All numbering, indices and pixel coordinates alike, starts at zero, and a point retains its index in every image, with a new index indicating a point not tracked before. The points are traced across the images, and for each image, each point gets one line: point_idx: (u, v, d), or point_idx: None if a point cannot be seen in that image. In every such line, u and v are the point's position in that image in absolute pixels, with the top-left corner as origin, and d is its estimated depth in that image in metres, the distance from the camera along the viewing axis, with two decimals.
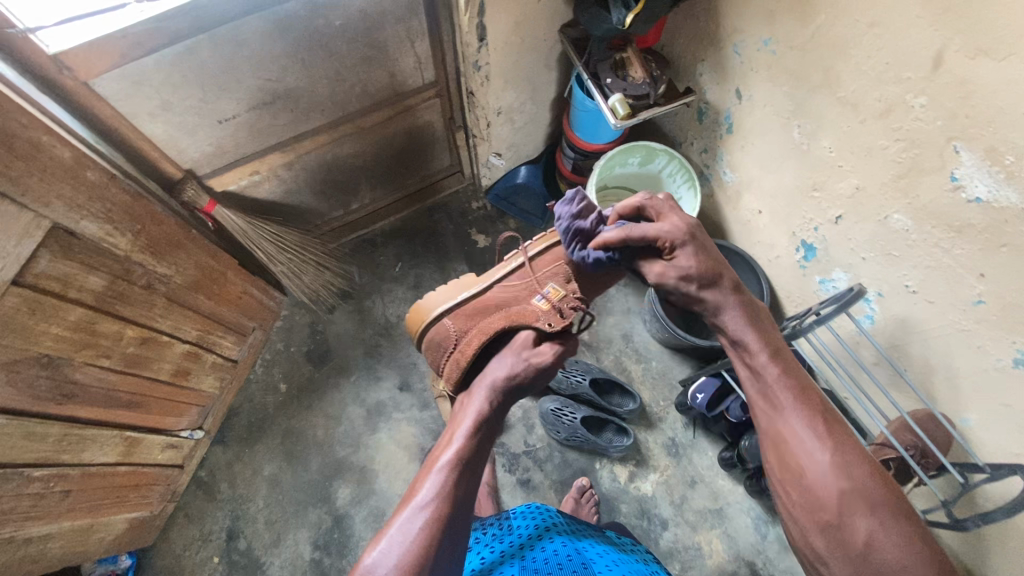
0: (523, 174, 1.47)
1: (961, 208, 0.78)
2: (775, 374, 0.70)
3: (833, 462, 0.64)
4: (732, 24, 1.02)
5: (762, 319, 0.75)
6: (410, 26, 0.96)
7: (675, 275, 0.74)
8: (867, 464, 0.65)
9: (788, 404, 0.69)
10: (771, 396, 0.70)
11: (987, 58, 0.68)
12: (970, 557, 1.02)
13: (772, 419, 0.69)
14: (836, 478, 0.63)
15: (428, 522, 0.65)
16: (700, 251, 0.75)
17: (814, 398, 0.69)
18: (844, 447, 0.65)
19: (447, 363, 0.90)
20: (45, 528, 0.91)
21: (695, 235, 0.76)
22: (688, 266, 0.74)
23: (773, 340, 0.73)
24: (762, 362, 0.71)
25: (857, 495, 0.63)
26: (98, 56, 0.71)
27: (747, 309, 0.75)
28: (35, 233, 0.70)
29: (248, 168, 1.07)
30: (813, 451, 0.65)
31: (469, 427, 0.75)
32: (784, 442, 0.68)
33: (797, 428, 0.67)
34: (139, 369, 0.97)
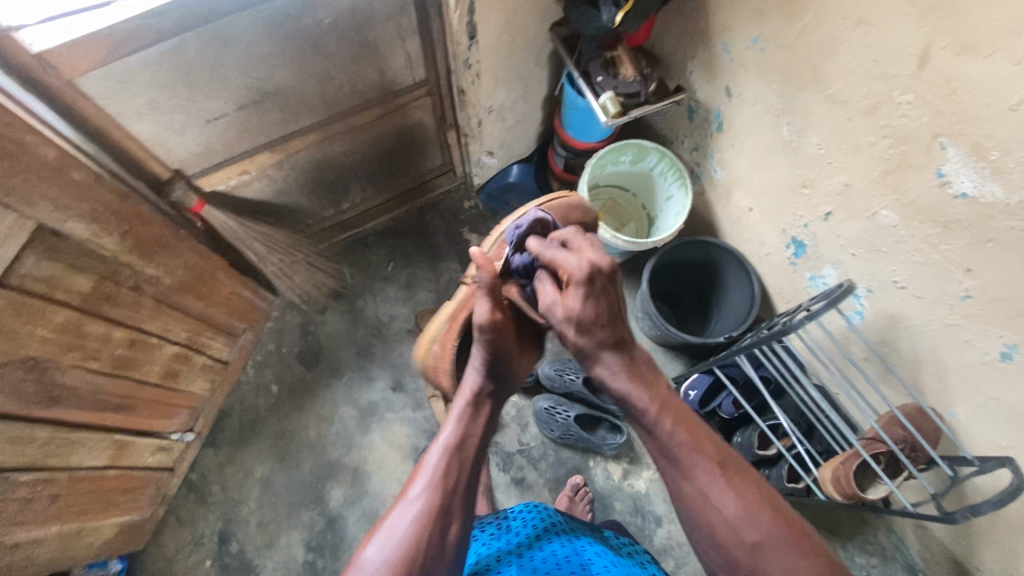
0: (515, 173, 1.46)
1: (948, 204, 0.79)
2: (669, 430, 0.67)
3: (739, 511, 0.62)
4: (721, 21, 1.02)
5: (650, 369, 0.71)
6: (400, 24, 0.96)
7: (560, 314, 0.69)
8: (772, 510, 0.63)
9: (689, 462, 0.66)
10: (667, 453, 0.67)
11: (972, 54, 0.69)
12: (958, 548, 1.03)
13: (674, 478, 0.67)
14: (746, 532, 0.62)
15: (417, 514, 0.64)
16: (594, 297, 0.68)
17: (711, 448, 0.67)
18: (746, 492, 0.64)
19: (443, 377, 0.93)
20: (33, 533, 0.90)
21: (597, 277, 0.68)
22: (575, 308, 0.68)
23: (659, 391, 0.69)
24: (654, 418, 0.67)
25: (771, 545, 0.61)
26: (84, 54, 0.70)
27: (630, 356, 0.70)
28: (20, 234, 0.69)
29: (237, 167, 1.06)
30: (719, 506, 0.63)
31: (461, 412, 0.74)
32: (694, 501, 0.65)
33: (704, 487, 0.64)
34: (128, 371, 0.96)
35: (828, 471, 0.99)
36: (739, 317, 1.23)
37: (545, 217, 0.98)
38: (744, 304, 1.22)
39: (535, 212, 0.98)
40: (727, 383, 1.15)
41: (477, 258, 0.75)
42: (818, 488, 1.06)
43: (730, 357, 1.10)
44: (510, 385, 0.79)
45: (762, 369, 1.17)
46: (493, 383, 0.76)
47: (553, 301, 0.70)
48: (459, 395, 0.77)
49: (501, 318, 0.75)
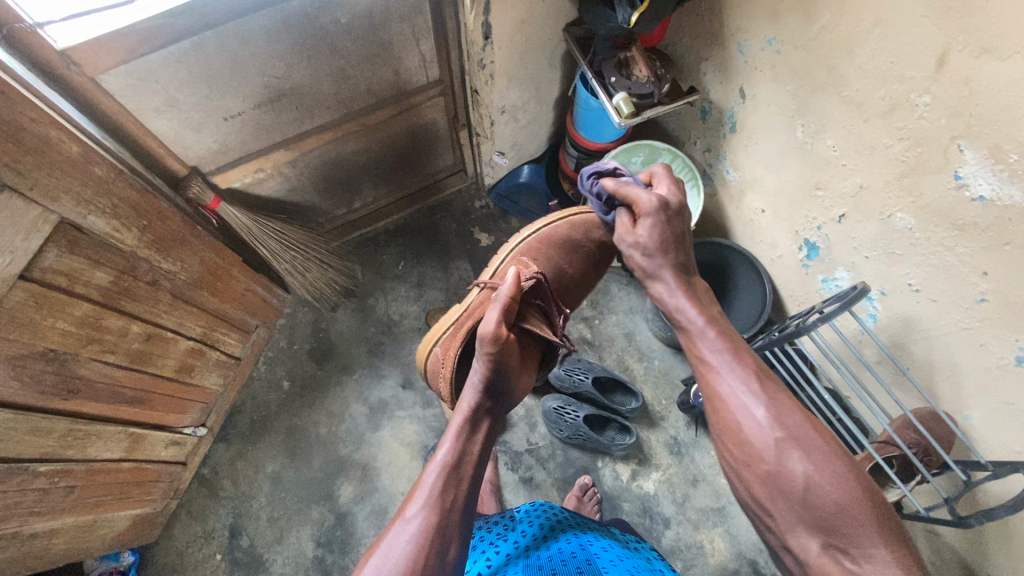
0: (526, 173, 1.46)
1: (965, 207, 0.79)
2: (709, 334, 0.70)
3: (769, 416, 0.63)
4: (736, 23, 1.02)
5: (708, 298, 0.75)
6: (416, 24, 0.96)
7: (631, 241, 0.77)
8: (803, 416, 0.64)
9: (722, 364, 0.68)
10: (703, 357, 0.69)
11: (991, 56, 0.68)
12: (970, 554, 1.03)
13: (709, 378, 0.68)
14: (771, 428, 0.63)
15: (414, 535, 0.64)
16: (662, 225, 0.75)
17: (748, 357, 0.68)
18: (780, 402, 0.64)
19: (442, 384, 0.96)
20: (49, 524, 0.91)
21: (666, 210, 0.76)
22: (645, 236, 0.75)
23: (709, 309, 0.73)
24: (697, 326, 0.71)
25: (792, 440, 0.62)
26: (106, 51, 0.71)
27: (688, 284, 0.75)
28: (43, 228, 0.70)
29: (252, 165, 1.07)
30: (748, 407, 0.64)
31: (458, 427, 0.75)
32: (725, 403, 0.66)
33: (736, 387, 0.66)
34: (144, 365, 0.97)
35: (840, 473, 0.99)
36: (749, 318, 1.22)
37: (563, 228, 1.04)
38: (755, 306, 1.22)
39: (553, 225, 1.04)
40: None
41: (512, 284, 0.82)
42: None
43: None
44: (504, 403, 0.81)
45: (773, 371, 1.17)
46: (490, 401, 0.78)
47: (624, 232, 0.78)
48: (456, 412, 0.78)
49: (505, 334, 0.77)
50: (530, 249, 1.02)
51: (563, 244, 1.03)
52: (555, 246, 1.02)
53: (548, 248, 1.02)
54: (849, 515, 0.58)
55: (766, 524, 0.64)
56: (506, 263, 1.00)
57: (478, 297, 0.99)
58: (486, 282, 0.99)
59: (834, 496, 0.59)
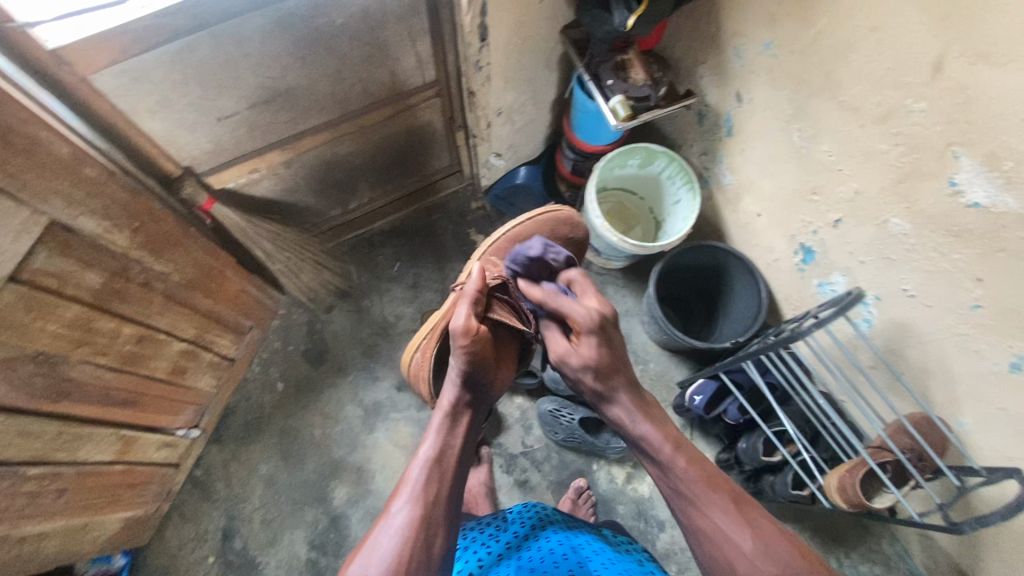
0: (522, 175, 1.45)
1: (960, 213, 0.79)
2: (682, 466, 0.73)
3: (756, 546, 0.66)
4: (732, 26, 1.02)
5: (661, 411, 0.80)
6: (412, 25, 0.96)
7: (576, 362, 0.80)
8: (790, 545, 0.66)
9: (701, 498, 0.71)
10: (683, 492, 0.72)
11: (987, 63, 0.68)
12: (963, 559, 1.03)
13: (692, 515, 0.70)
14: (761, 564, 0.65)
15: (400, 528, 0.63)
16: (604, 343, 0.80)
17: (722, 483, 0.72)
18: (763, 530, 0.67)
19: (424, 386, 0.97)
20: (39, 527, 0.91)
21: (603, 326, 0.80)
22: (590, 355, 0.79)
23: (672, 432, 0.77)
24: (669, 455, 0.74)
25: (786, 574, 0.64)
26: (97, 50, 0.71)
27: (641, 400, 0.80)
28: (33, 230, 0.70)
29: (247, 165, 1.06)
30: (735, 542, 0.67)
31: (439, 423, 0.75)
32: (714, 542, 0.68)
33: (718, 521, 0.68)
34: (135, 367, 0.96)
35: (834, 477, 1.00)
36: (746, 322, 1.22)
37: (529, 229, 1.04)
38: (751, 309, 1.22)
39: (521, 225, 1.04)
40: (732, 388, 1.15)
41: (476, 278, 0.86)
42: (823, 496, 1.06)
43: (736, 363, 1.10)
44: (485, 396, 0.82)
45: (768, 375, 1.17)
46: (469, 395, 0.79)
47: (567, 350, 0.82)
48: (437, 410, 0.78)
49: (478, 326, 0.80)
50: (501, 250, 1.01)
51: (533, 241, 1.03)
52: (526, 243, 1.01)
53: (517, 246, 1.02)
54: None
55: None
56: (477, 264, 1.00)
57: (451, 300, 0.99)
58: (459, 285, 0.98)
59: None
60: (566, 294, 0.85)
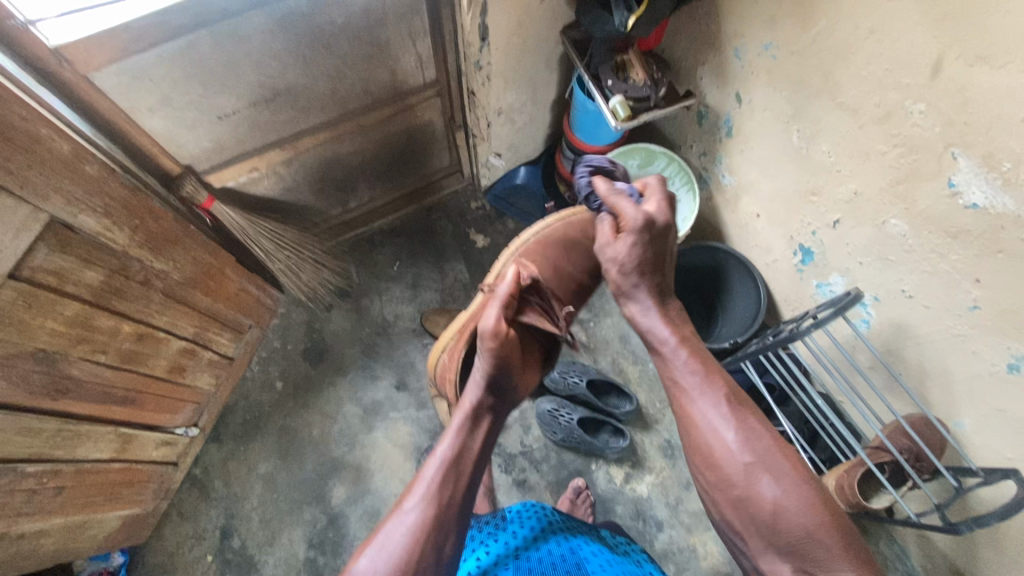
0: (522, 174, 1.46)
1: (958, 214, 0.79)
2: (683, 360, 0.76)
3: (738, 439, 0.69)
4: (732, 27, 1.02)
5: (680, 320, 0.82)
6: (412, 25, 0.96)
7: (609, 253, 0.81)
8: (773, 442, 0.69)
9: (696, 389, 0.74)
10: (677, 382, 0.76)
11: (985, 65, 0.69)
12: (960, 559, 1.03)
13: (682, 402, 0.74)
14: (740, 453, 0.68)
15: (411, 527, 0.63)
16: (642, 244, 0.79)
17: (720, 381, 0.74)
18: (750, 427, 0.70)
19: (448, 389, 0.97)
20: (38, 524, 0.91)
21: (649, 229, 0.79)
22: (626, 249, 0.80)
23: (681, 333, 0.79)
24: (671, 349, 0.77)
25: (762, 462, 0.67)
26: (99, 49, 0.71)
27: (662, 304, 0.82)
28: (32, 227, 0.70)
29: (247, 164, 1.06)
30: (719, 429, 0.70)
31: (459, 424, 0.75)
32: (699, 427, 0.72)
33: (706, 411, 0.72)
34: (135, 365, 0.96)
35: (832, 477, 0.99)
36: (744, 322, 1.22)
37: (558, 228, 1.03)
38: (750, 309, 1.22)
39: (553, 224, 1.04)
40: None
41: (512, 288, 0.85)
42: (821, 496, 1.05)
43: (735, 362, 1.10)
44: (508, 400, 0.81)
45: (767, 376, 1.17)
46: (492, 397, 0.78)
47: (606, 241, 0.82)
48: (458, 409, 0.78)
49: (505, 329, 0.79)
50: (531, 250, 1.00)
51: (562, 243, 1.02)
52: (552, 247, 1.01)
53: (547, 249, 1.01)
54: (816, 540, 0.62)
55: (740, 547, 0.69)
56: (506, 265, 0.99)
57: (481, 301, 0.98)
58: (487, 286, 0.97)
59: (801, 520, 0.63)
60: (630, 196, 0.85)
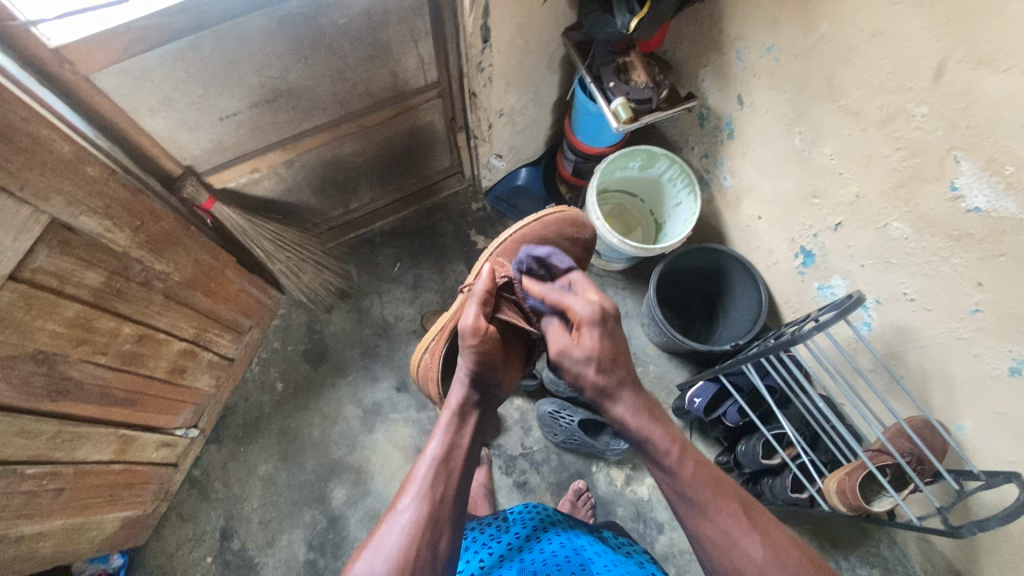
0: (523, 175, 1.46)
1: (960, 217, 0.79)
2: (690, 471, 0.71)
3: (767, 556, 0.66)
4: (734, 29, 1.02)
5: (662, 413, 0.76)
6: (414, 26, 0.96)
7: (578, 354, 0.74)
8: (799, 553, 0.67)
9: (711, 505, 0.70)
10: (691, 499, 0.71)
11: (989, 69, 0.69)
12: (961, 562, 1.03)
13: (699, 523, 0.70)
14: (774, 574, 0.65)
15: (406, 526, 0.63)
16: (607, 335, 0.75)
17: (731, 490, 0.71)
18: (776, 541, 0.67)
19: (431, 386, 0.96)
20: (37, 526, 0.90)
21: (606, 319, 0.76)
22: (595, 346, 0.74)
23: (677, 433, 0.74)
24: (676, 461, 0.71)
25: None
26: (100, 49, 0.71)
27: (646, 403, 0.75)
28: (33, 228, 0.69)
29: (248, 165, 1.06)
30: (745, 549, 0.66)
31: (447, 422, 0.75)
32: (725, 549, 0.67)
33: (728, 530, 0.68)
34: (135, 366, 0.96)
35: (834, 481, 0.99)
36: (745, 325, 1.22)
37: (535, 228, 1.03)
38: (751, 312, 1.22)
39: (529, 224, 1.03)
40: (732, 390, 1.14)
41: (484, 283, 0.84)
42: (821, 498, 1.05)
43: (736, 365, 1.10)
44: (495, 396, 0.81)
45: (768, 378, 1.17)
46: (477, 394, 0.78)
47: (569, 344, 0.76)
48: (444, 409, 0.77)
49: (486, 326, 0.79)
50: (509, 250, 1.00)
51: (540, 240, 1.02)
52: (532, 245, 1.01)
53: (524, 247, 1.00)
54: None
55: None
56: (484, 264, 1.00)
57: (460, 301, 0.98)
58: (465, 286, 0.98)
59: None
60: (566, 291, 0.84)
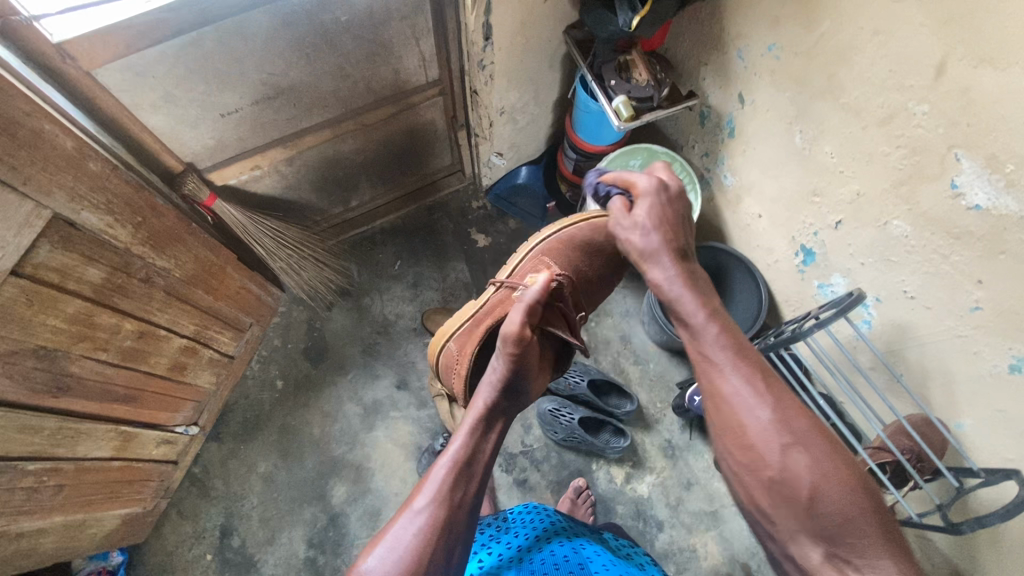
0: (524, 174, 1.46)
1: (961, 215, 0.79)
2: (713, 333, 0.66)
3: (775, 419, 0.61)
4: (736, 28, 1.03)
5: (704, 281, 0.70)
6: (415, 24, 0.96)
7: (624, 221, 0.74)
8: (809, 421, 0.62)
9: (727, 364, 0.65)
10: (707, 356, 0.66)
11: (989, 67, 0.69)
12: (960, 559, 1.03)
13: (711, 379, 0.65)
14: (777, 433, 0.61)
15: (422, 528, 0.63)
16: (658, 207, 0.73)
17: (753, 356, 0.65)
18: (785, 403, 0.62)
19: (454, 380, 0.96)
20: (37, 523, 0.90)
21: (663, 192, 0.74)
22: (641, 213, 0.72)
23: (711, 300, 0.69)
24: (699, 322, 0.67)
25: (800, 444, 0.60)
26: (102, 45, 0.71)
27: (687, 268, 0.71)
28: (35, 224, 0.69)
29: (249, 162, 1.06)
30: (753, 410, 0.62)
31: (471, 425, 0.72)
32: (730, 405, 0.63)
33: (739, 387, 0.63)
34: (136, 363, 0.96)
35: None
36: (745, 323, 1.23)
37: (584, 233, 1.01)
38: (750, 310, 1.23)
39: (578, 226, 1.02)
40: None
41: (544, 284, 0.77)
42: None
43: None
44: (520, 402, 0.78)
45: None
46: (507, 400, 0.75)
47: (619, 213, 0.75)
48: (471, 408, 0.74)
49: (529, 334, 0.74)
50: (553, 249, 0.99)
51: (586, 245, 1.01)
52: (579, 249, 1.00)
53: (570, 248, 1.00)
54: (854, 526, 0.57)
55: (773, 540, 0.63)
56: (526, 262, 0.99)
57: (498, 295, 0.97)
58: (503, 282, 0.97)
59: (842, 510, 0.57)
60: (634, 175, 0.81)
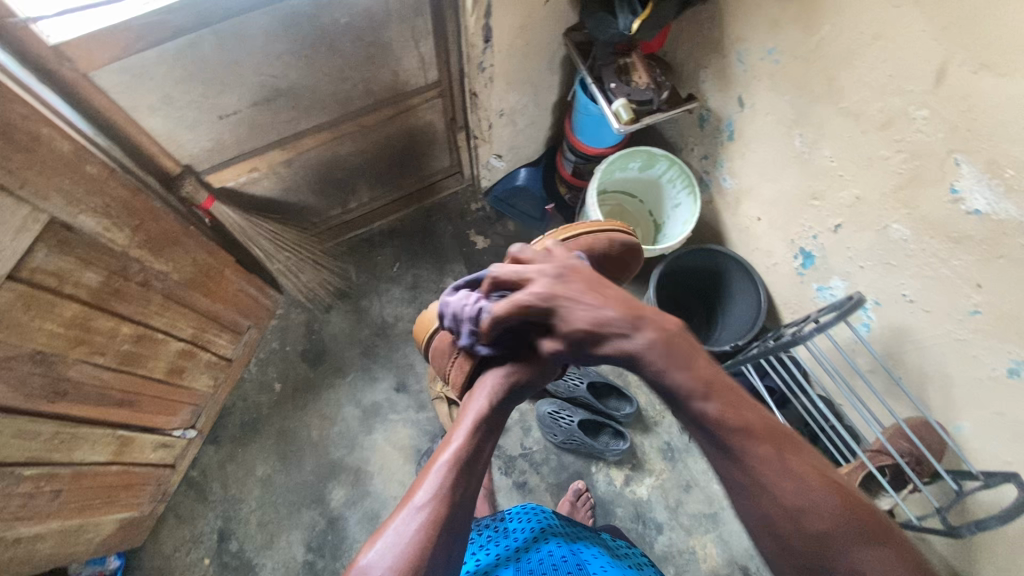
0: (523, 176, 1.46)
1: (960, 220, 0.79)
2: (716, 413, 0.51)
3: (804, 506, 0.49)
4: (736, 32, 1.03)
5: (688, 334, 0.54)
6: (414, 26, 0.95)
7: (563, 349, 0.56)
8: (845, 498, 0.50)
9: (740, 450, 0.51)
10: (718, 443, 0.51)
11: (990, 72, 0.69)
12: (957, 561, 1.04)
13: (724, 466, 0.52)
14: (814, 529, 0.49)
15: (424, 524, 0.58)
16: (585, 309, 0.53)
17: (764, 428, 0.51)
18: (817, 488, 0.50)
19: (453, 369, 0.78)
20: (34, 529, 0.89)
21: (569, 280, 0.56)
22: (575, 331, 0.53)
23: (701, 363, 0.52)
24: (698, 405, 0.51)
25: (843, 537, 0.49)
26: (100, 47, 0.70)
27: (661, 324, 0.53)
28: (32, 227, 0.69)
29: (247, 164, 1.05)
30: (777, 500, 0.50)
31: (470, 426, 0.66)
32: (750, 498, 0.51)
33: (759, 479, 0.50)
34: (134, 367, 0.95)
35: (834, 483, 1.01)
36: (744, 326, 1.23)
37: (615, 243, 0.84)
38: (749, 314, 1.23)
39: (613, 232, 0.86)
40: None
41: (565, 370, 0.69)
42: None
43: (735, 366, 1.11)
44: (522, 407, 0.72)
45: (767, 378, 1.19)
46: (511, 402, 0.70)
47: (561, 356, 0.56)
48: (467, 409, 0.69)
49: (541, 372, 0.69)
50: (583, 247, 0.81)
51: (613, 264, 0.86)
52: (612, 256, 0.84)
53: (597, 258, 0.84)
54: None
55: None
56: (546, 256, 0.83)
57: None
58: None
59: None
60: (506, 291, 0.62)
